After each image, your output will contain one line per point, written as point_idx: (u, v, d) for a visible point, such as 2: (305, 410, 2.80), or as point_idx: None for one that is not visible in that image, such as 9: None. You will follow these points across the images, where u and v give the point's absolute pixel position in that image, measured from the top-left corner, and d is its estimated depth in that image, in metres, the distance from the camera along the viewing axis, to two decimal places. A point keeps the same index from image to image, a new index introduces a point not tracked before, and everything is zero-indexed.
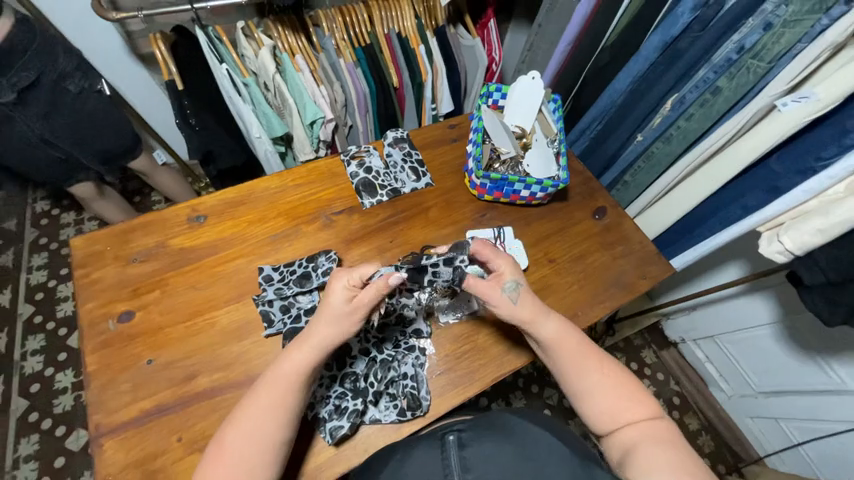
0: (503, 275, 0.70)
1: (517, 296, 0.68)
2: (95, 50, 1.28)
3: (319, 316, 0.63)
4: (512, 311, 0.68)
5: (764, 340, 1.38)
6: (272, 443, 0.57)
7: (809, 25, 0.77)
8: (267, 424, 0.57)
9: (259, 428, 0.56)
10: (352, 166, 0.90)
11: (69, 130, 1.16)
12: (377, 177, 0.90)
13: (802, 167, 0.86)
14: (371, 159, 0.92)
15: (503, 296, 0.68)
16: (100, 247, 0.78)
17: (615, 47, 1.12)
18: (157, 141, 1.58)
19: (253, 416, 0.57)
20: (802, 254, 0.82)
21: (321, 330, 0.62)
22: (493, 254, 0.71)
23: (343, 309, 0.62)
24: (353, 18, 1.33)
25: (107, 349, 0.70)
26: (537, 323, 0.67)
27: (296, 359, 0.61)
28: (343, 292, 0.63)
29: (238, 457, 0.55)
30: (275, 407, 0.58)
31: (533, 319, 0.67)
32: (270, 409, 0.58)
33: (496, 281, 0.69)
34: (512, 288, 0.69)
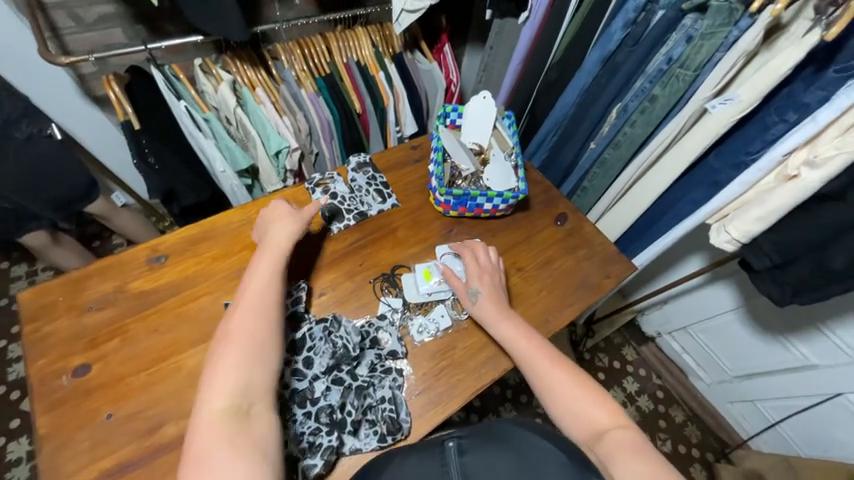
0: (470, 281, 0.80)
1: (479, 299, 0.78)
2: (43, 95, 1.24)
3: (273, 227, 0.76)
4: (471, 309, 0.79)
5: (731, 326, 1.46)
6: (275, 325, 0.65)
7: (723, 36, 0.85)
8: (265, 309, 0.65)
9: (260, 315, 0.64)
10: (317, 193, 0.91)
11: (17, 179, 1.11)
12: (344, 202, 0.91)
13: (736, 162, 0.93)
14: (336, 185, 0.92)
15: (465, 296, 0.79)
16: (52, 299, 0.74)
17: (560, 63, 1.19)
18: (115, 183, 1.53)
19: (250, 308, 0.65)
20: (748, 241, 0.89)
21: (278, 230, 0.75)
22: (474, 260, 0.82)
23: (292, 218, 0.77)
24: (312, 50, 1.38)
25: (61, 408, 0.65)
26: (496, 324, 0.75)
27: (266, 256, 0.72)
28: (285, 214, 0.78)
29: (247, 344, 0.61)
30: (263, 298, 0.66)
31: (491, 320, 0.76)
32: (262, 299, 0.66)
33: (465, 283, 0.80)
34: (474, 293, 0.79)
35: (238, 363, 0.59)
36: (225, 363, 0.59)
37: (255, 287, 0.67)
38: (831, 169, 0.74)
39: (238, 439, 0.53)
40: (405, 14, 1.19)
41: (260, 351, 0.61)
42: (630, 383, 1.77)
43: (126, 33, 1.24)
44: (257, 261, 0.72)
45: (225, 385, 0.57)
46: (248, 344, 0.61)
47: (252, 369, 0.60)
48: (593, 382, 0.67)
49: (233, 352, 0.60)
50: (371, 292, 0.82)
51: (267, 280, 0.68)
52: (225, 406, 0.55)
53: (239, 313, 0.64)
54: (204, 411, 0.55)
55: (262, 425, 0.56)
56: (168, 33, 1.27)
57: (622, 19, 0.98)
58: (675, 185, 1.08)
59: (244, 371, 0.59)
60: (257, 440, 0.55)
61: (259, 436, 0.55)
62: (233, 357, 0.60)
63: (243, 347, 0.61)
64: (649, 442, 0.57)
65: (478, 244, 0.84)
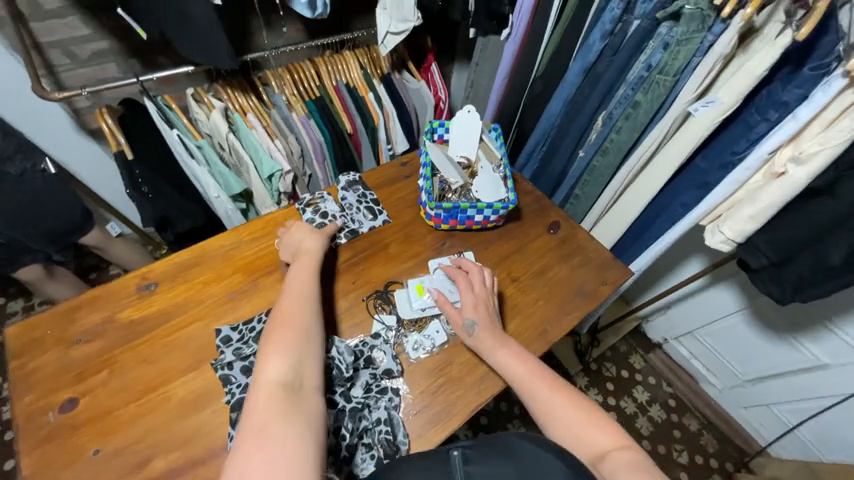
0: (464, 311, 0.76)
1: (475, 330, 0.75)
2: (38, 131, 1.26)
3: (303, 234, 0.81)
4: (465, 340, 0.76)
5: (736, 328, 1.44)
6: (318, 314, 0.68)
7: (698, 42, 0.87)
8: (307, 299, 0.69)
9: (304, 304, 0.68)
10: (307, 213, 0.91)
11: (11, 214, 1.11)
12: (336, 220, 0.90)
13: (723, 162, 0.94)
14: (326, 205, 0.92)
15: (460, 328, 0.76)
16: (41, 332, 0.72)
17: (544, 76, 1.21)
18: (111, 214, 1.54)
19: (294, 298, 0.68)
20: (743, 240, 0.89)
21: (310, 235, 0.81)
22: (467, 289, 0.78)
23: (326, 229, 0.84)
24: (302, 75, 1.41)
25: (47, 446, 0.63)
26: (490, 349, 0.73)
27: (303, 256, 0.77)
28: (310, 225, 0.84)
29: (296, 328, 0.63)
30: (305, 292, 0.70)
31: (485, 347, 0.73)
32: (304, 291, 0.70)
33: (459, 313, 0.77)
34: (469, 325, 0.75)
35: (289, 343, 0.61)
36: (277, 343, 0.60)
37: (296, 282, 0.72)
38: (817, 164, 0.75)
39: (292, 412, 0.53)
40: (390, 36, 1.22)
41: (309, 333, 0.63)
42: (640, 392, 1.72)
43: (121, 68, 1.27)
44: (295, 262, 0.77)
45: (278, 363, 0.58)
46: (297, 328, 0.63)
47: (302, 349, 0.61)
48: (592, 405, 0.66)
49: (285, 334, 0.62)
50: (364, 310, 0.81)
51: (305, 277, 0.73)
52: (278, 381, 0.56)
53: (284, 304, 0.67)
54: (259, 388, 0.55)
55: (311, 405, 0.56)
56: (161, 65, 1.30)
57: (600, 30, 1.00)
58: (666, 188, 1.08)
59: (295, 349, 0.60)
60: (311, 413, 0.55)
61: (312, 408, 0.55)
62: (284, 338, 0.61)
63: (293, 330, 0.63)
64: (650, 460, 0.56)
65: (472, 270, 0.81)
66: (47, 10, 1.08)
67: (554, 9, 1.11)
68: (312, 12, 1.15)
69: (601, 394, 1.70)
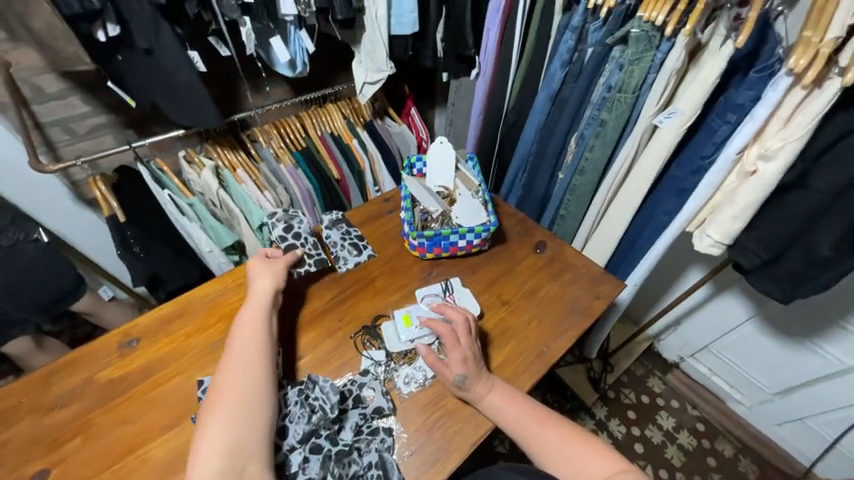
0: (452, 366, 0.70)
1: (468, 384, 0.69)
2: (35, 203, 1.31)
3: (254, 279, 0.77)
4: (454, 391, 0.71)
5: (751, 338, 1.39)
6: (263, 376, 0.63)
7: (649, 60, 0.93)
8: (251, 360, 0.64)
9: (247, 367, 0.63)
10: (277, 231, 0.87)
11: (2, 285, 1.12)
12: (305, 242, 0.87)
13: (694, 168, 0.95)
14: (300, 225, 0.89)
15: (451, 383, 0.70)
16: (15, 401, 0.69)
17: (516, 108, 1.28)
18: (105, 279, 1.54)
19: (236, 361, 0.63)
20: (732, 243, 0.90)
21: (261, 280, 0.77)
22: (452, 344, 0.71)
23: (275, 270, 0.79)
24: (287, 129, 1.49)
25: None
26: (475, 395, 0.69)
27: (250, 308, 0.72)
28: (264, 267, 0.79)
29: (236, 400, 0.58)
30: (250, 352, 0.66)
31: (472, 394, 0.69)
32: (249, 349, 0.65)
33: (447, 368, 0.70)
34: (460, 380, 0.69)
35: (226, 418, 0.56)
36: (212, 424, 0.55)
37: (241, 338, 0.67)
38: (784, 159, 0.77)
39: None
40: (368, 86, 1.31)
41: (250, 403, 0.59)
42: (664, 418, 1.61)
43: (117, 139, 1.34)
44: (242, 314, 0.72)
45: (213, 447, 0.53)
46: (236, 399, 0.58)
47: (241, 423, 0.56)
48: (581, 430, 0.64)
49: (223, 407, 0.57)
50: (349, 347, 0.78)
51: (251, 333, 0.68)
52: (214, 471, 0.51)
53: (225, 371, 0.62)
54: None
55: None
56: (154, 133, 1.38)
57: (559, 61, 1.07)
58: (647, 199, 1.09)
59: (234, 428, 0.55)
60: None
61: None
62: (220, 417, 0.56)
63: (232, 401, 0.58)
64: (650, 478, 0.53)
65: (456, 317, 0.74)
66: (49, 93, 1.16)
67: (515, 47, 1.20)
68: (293, 71, 1.23)
69: (623, 423, 1.58)
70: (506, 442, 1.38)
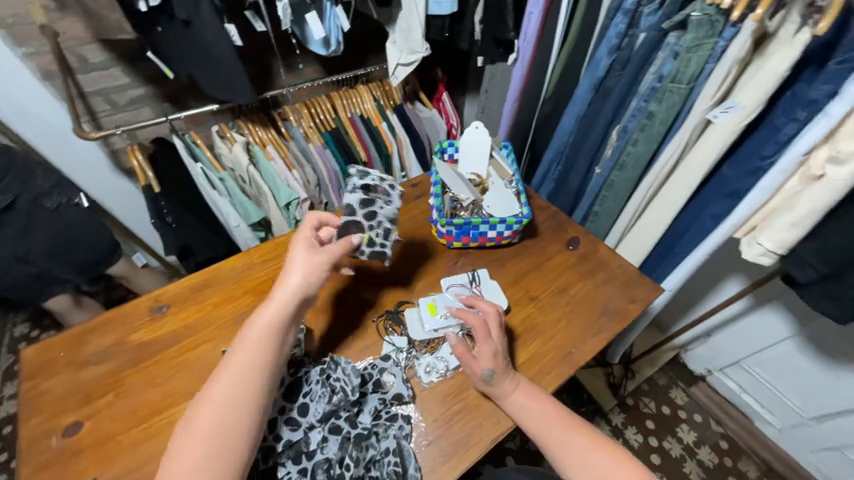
0: (480, 360, 0.67)
1: (494, 380, 0.67)
2: (77, 169, 1.36)
3: (286, 270, 0.66)
4: (477, 384, 0.69)
5: (790, 357, 1.30)
6: (250, 405, 0.56)
7: (710, 48, 0.85)
8: (244, 381, 0.56)
9: (236, 389, 0.56)
10: (359, 196, 0.79)
11: (45, 245, 1.17)
12: (373, 225, 0.79)
13: (751, 169, 0.88)
14: (382, 205, 0.80)
15: (477, 377, 0.67)
16: (53, 355, 0.72)
17: (554, 96, 1.21)
18: (139, 246, 1.60)
19: (228, 378, 0.56)
20: (786, 253, 0.81)
21: (290, 278, 0.65)
22: (485, 338, 0.68)
23: (309, 262, 0.67)
24: (318, 109, 1.48)
25: (47, 472, 0.61)
26: (500, 391, 0.67)
27: (268, 308, 0.63)
28: (303, 257, 0.67)
29: (211, 427, 0.52)
30: (249, 364, 0.58)
31: (497, 390, 0.67)
32: (248, 361, 0.58)
33: (475, 361, 0.68)
34: (487, 375, 0.66)
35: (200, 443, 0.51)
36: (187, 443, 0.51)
37: (245, 346, 0.60)
38: None
39: None
40: (400, 67, 1.27)
41: (226, 430, 0.53)
42: (685, 430, 1.55)
43: (154, 111, 1.37)
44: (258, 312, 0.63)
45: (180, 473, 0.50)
46: (216, 420, 0.53)
47: (213, 452, 0.51)
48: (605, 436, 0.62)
49: (197, 432, 0.52)
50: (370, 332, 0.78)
51: (258, 340, 0.60)
52: None
53: (219, 381, 0.57)
54: None
55: None
56: (189, 107, 1.40)
57: (606, 46, 1.00)
58: (693, 200, 1.02)
59: (204, 455, 0.51)
60: None
61: None
62: (196, 438, 0.52)
63: (207, 428, 0.53)
64: None
65: (488, 311, 0.72)
66: (93, 63, 1.19)
67: (559, 32, 1.13)
68: (326, 49, 1.21)
69: (641, 431, 1.53)
70: (518, 439, 1.37)
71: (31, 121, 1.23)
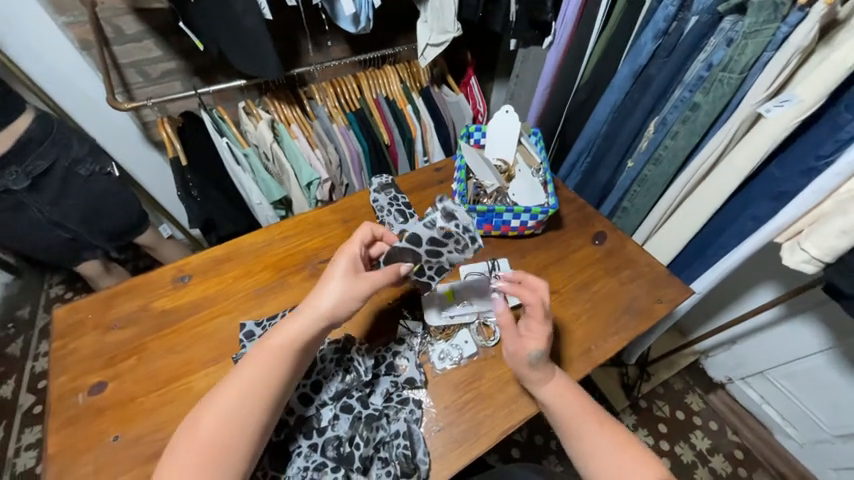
0: (532, 343, 0.63)
1: (539, 365, 0.63)
2: (111, 139, 1.41)
3: (324, 283, 0.61)
4: (518, 365, 0.65)
5: (820, 371, 1.23)
6: (250, 428, 0.52)
7: (770, 34, 0.78)
8: (248, 402, 0.53)
9: (239, 409, 0.52)
10: (434, 226, 0.66)
11: (78, 212, 1.22)
12: (429, 261, 0.67)
13: (803, 169, 0.81)
14: (451, 248, 0.67)
15: (523, 358, 0.63)
16: (81, 316, 0.75)
17: (589, 83, 1.15)
18: (166, 217, 1.65)
19: (233, 395, 0.53)
20: (833, 260, 0.75)
21: (320, 299, 0.59)
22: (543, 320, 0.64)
23: (347, 282, 0.61)
24: (343, 88, 1.46)
25: (72, 426, 0.64)
26: (536, 381, 0.64)
27: (293, 322, 0.58)
28: (342, 275, 0.61)
29: (208, 443, 0.50)
30: (262, 378, 0.55)
31: (532, 379, 0.64)
32: (261, 375, 0.54)
33: (526, 340, 0.64)
34: (536, 358, 0.62)
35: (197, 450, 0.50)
36: (187, 445, 0.50)
37: (262, 358, 0.56)
38: None
39: None
40: (430, 48, 1.23)
41: (223, 443, 0.50)
42: (699, 438, 1.50)
43: (184, 85, 1.38)
44: (282, 323, 0.59)
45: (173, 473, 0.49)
46: (217, 430, 0.51)
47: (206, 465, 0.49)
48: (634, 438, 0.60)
49: (193, 444, 0.50)
50: (383, 314, 0.76)
51: (275, 354, 0.56)
52: None
53: (229, 387, 0.54)
54: None
55: None
56: (218, 82, 1.41)
57: (652, 30, 0.94)
58: (733, 199, 0.96)
59: (197, 463, 0.49)
60: None
61: None
62: (195, 443, 0.50)
63: (203, 443, 0.50)
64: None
65: (537, 284, 0.68)
66: (128, 35, 1.20)
67: (600, 15, 1.07)
68: (355, 27, 1.18)
69: (653, 435, 1.50)
70: (525, 432, 1.36)
71: (67, 90, 1.26)
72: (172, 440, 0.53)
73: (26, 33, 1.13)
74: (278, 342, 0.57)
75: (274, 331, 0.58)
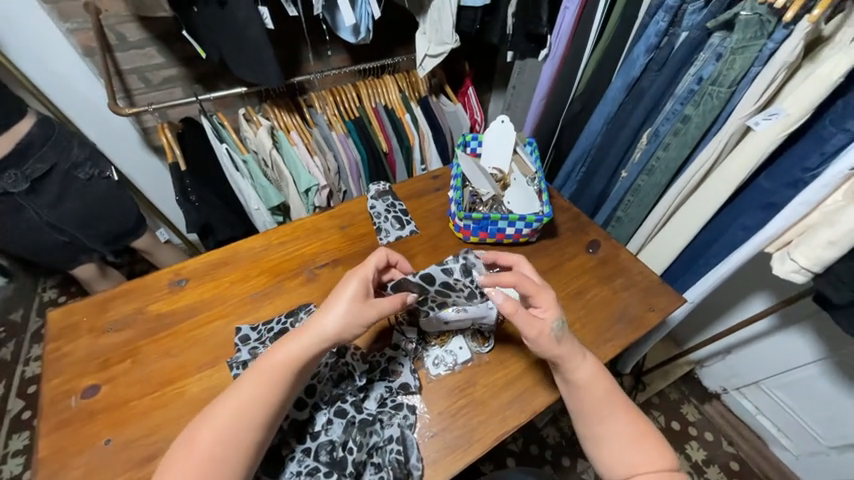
0: (549, 312, 0.63)
1: (563, 335, 0.62)
2: (110, 144, 1.42)
3: (330, 302, 0.60)
4: (550, 348, 0.62)
5: (813, 381, 1.23)
6: (245, 446, 0.52)
7: (756, 50, 0.80)
8: (245, 419, 0.53)
9: (236, 426, 0.52)
10: (453, 269, 0.71)
11: (75, 215, 1.22)
12: (434, 296, 0.71)
13: (790, 180, 0.83)
14: (457, 296, 0.71)
15: (549, 335, 0.61)
16: (77, 318, 0.75)
17: (584, 95, 1.17)
18: (163, 222, 1.66)
19: (232, 411, 0.53)
20: (821, 270, 0.76)
21: (324, 320, 0.58)
22: (540, 289, 0.65)
23: (354, 303, 0.59)
24: (343, 97, 1.48)
25: (64, 430, 0.64)
26: (572, 363, 0.62)
27: (297, 339, 0.58)
28: (349, 296, 0.60)
29: (203, 459, 0.49)
30: (261, 395, 0.54)
31: (571, 360, 0.62)
32: (261, 391, 0.54)
33: (541, 318, 0.63)
34: (559, 327, 0.62)
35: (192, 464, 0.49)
36: (183, 458, 0.50)
37: (263, 374, 0.55)
38: None
39: None
40: (428, 59, 1.26)
41: (217, 459, 0.50)
42: (694, 449, 1.50)
43: (185, 92, 1.40)
44: (285, 339, 0.59)
45: None
46: (213, 445, 0.50)
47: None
48: (651, 428, 0.61)
49: (190, 457, 0.50)
50: (380, 332, 0.76)
51: (276, 370, 0.56)
52: None
53: (227, 402, 0.54)
54: None
55: None
56: (219, 89, 1.43)
57: (644, 44, 0.96)
58: (724, 210, 0.98)
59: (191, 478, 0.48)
60: None
61: None
62: (191, 456, 0.50)
63: (199, 458, 0.50)
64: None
65: (521, 262, 0.73)
66: (131, 42, 1.22)
67: (594, 30, 1.10)
68: (355, 37, 1.21)
69: None
70: (519, 441, 1.35)
71: (68, 94, 1.28)
72: (168, 451, 0.52)
73: (32, 39, 1.15)
74: (280, 359, 0.56)
75: (277, 347, 0.58)
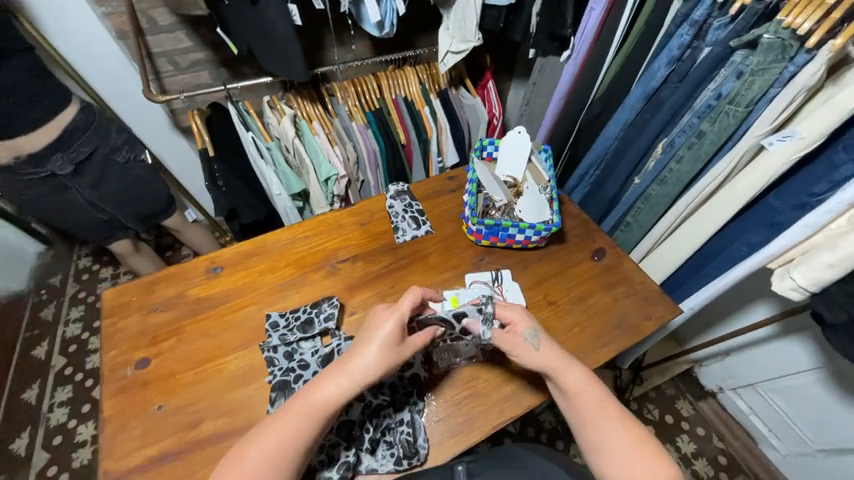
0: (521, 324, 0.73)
1: (538, 342, 0.71)
2: (143, 125, 1.50)
3: (367, 343, 0.66)
4: (535, 359, 0.70)
5: (808, 388, 1.28)
6: (285, 471, 0.59)
7: (777, 72, 0.81)
8: (289, 448, 0.59)
9: (280, 453, 0.59)
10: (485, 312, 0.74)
11: (114, 196, 1.31)
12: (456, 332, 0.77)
13: (798, 203, 0.86)
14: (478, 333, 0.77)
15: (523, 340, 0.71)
16: (127, 298, 0.85)
17: (603, 99, 1.18)
18: (190, 202, 1.75)
19: (276, 437, 0.60)
20: (818, 291, 0.79)
21: (363, 363, 0.64)
22: (504, 306, 0.76)
23: (389, 348, 0.65)
24: (364, 88, 1.50)
25: (123, 395, 0.74)
26: (560, 370, 0.70)
27: (336, 377, 0.64)
28: (383, 337, 0.66)
29: (249, 477, 0.56)
30: (302, 427, 0.61)
31: (559, 367, 0.70)
32: (302, 422, 0.61)
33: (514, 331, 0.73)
34: (531, 335, 0.72)
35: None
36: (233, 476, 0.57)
37: (304, 406, 0.62)
38: None
39: None
40: (450, 55, 1.27)
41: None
42: (683, 442, 1.57)
43: (212, 75, 1.44)
44: (325, 374, 0.65)
45: None
46: (259, 468, 0.57)
47: None
48: (647, 434, 0.64)
49: (239, 475, 0.57)
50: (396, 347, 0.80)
51: (317, 405, 0.62)
52: None
53: (273, 428, 0.61)
54: None
55: None
56: (245, 74, 1.47)
57: (666, 56, 0.97)
58: (731, 224, 1.00)
59: None
60: None
61: None
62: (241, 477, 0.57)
63: (247, 476, 0.57)
64: None
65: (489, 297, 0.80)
66: (161, 26, 1.27)
67: (618, 34, 1.10)
68: (379, 31, 1.23)
69: None
70: (517, 424, 1.45)
71: (106, 78, 1.35)
72: (219, 465, 0.60)
73: (71, 24, 1.21)
74: (321, 395, 0.63)
75: (317, 383, 0.64)
